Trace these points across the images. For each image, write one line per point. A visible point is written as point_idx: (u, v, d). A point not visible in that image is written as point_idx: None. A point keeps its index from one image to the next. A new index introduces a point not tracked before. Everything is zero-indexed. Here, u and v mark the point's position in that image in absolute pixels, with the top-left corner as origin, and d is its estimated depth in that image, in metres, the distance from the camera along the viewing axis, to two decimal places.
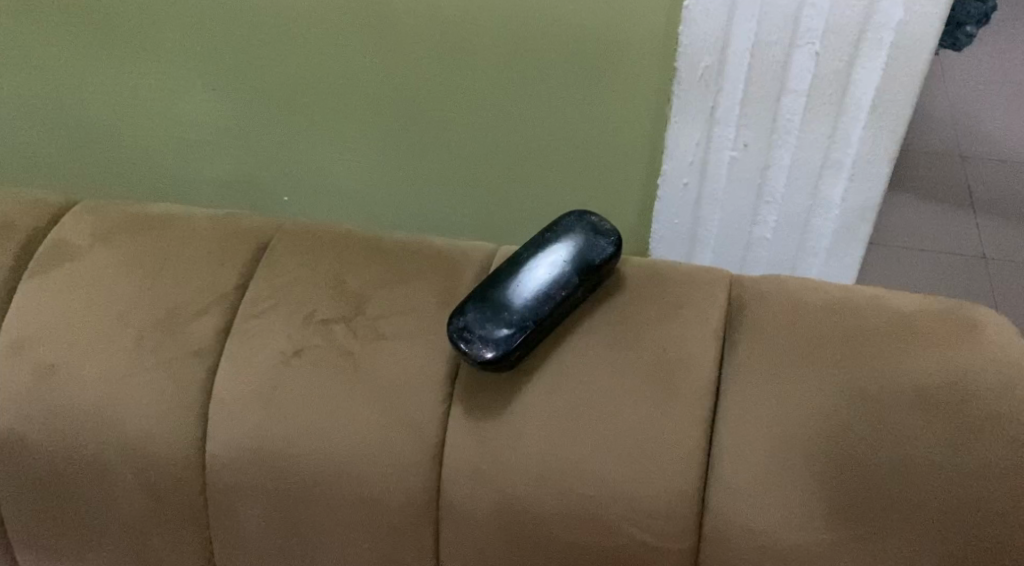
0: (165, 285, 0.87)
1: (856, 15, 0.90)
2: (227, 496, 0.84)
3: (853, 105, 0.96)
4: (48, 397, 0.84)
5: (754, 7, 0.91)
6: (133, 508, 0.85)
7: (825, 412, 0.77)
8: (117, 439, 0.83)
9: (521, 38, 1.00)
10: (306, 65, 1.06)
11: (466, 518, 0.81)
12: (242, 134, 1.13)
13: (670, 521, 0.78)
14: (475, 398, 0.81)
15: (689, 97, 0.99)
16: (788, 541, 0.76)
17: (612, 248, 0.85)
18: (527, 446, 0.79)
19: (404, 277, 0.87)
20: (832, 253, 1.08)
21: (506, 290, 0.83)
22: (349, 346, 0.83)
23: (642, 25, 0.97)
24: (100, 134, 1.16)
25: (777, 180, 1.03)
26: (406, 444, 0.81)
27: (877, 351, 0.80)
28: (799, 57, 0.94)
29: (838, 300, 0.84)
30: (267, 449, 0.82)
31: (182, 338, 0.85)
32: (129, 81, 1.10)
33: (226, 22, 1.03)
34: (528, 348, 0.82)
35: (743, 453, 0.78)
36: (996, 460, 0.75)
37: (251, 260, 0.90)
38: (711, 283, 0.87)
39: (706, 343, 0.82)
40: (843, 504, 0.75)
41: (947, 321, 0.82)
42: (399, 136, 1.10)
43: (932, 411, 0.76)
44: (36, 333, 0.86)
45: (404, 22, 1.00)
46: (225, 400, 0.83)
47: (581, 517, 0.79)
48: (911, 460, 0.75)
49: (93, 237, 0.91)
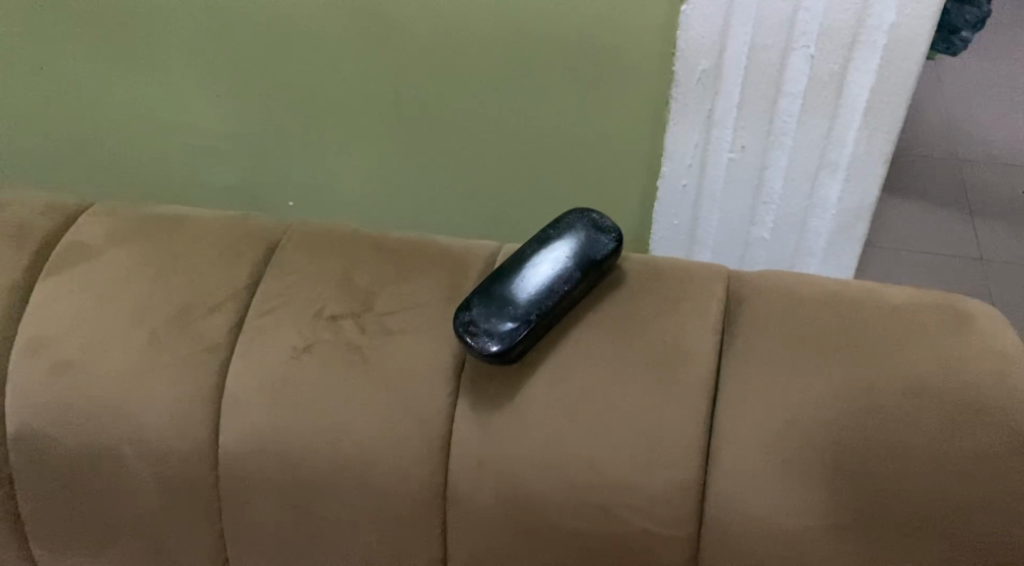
0: (178, 282, 0.90)
1: (850, 19, 0.92)
2: (240, 489, 0.86)
3: (848, 107, 0.99)
4: (62, 394, 0.87)
5: (749, 11, 0.94)
6: (148, 502, 0.87)
7: (821, 402, 0.80)
8: (132, 433, 0.86)
9: (521, 42, 1.02)
10: (310, 70, 1.08)
11: (473, 509, 0.83)
12: (249, 140, 1.16)
13: (671, 509, 0.80)
14: (480, 391, 0.83)
15: (687, 100, 1.02)
16: (786, 528, 0.78)
17: (613, 244, 0.88)
18: (531, 438, 0.82)
19: (411, 274, 0.90)
20: (829, 252, 1.10)
21: (510, 286, 0.85)
22: (358, 341, 0.86)
23: (639, 29, 1.00)
24: (109, 139, 1.19)
25: (775, 180, 1.05)
26: (414, 437, 0.83)
27: (872, 342, 0.82)
28: (795, 59, 0.96)
29: (832, 293, 0.86)
30: (279, 442, 0.84)
31: (195, 334, 0.87)
32: (137, 88, 1.13)
33: (231, 29, 1.06)
34: (531, 341, 0.84)
35: (741, 443, 0.80)
36: (989, 448, 0.77)
37: (262, 259, 0.92)
38: (711, 278, 0.89)
39: (704, 334, 0.84)
40: (840, 491, 0.78)
41: (940, 314, 0.84)
42: (403, 138, 1.13)
43: (923, 400, 0.79)
44: (49, 332, 0.88)
45: (406, 27, 1.03)
46: (237, 395, 0.85)
47: (585, 507, 0.81)
48: (907, 449, 0.77)
49: (108, 237, 0.93)
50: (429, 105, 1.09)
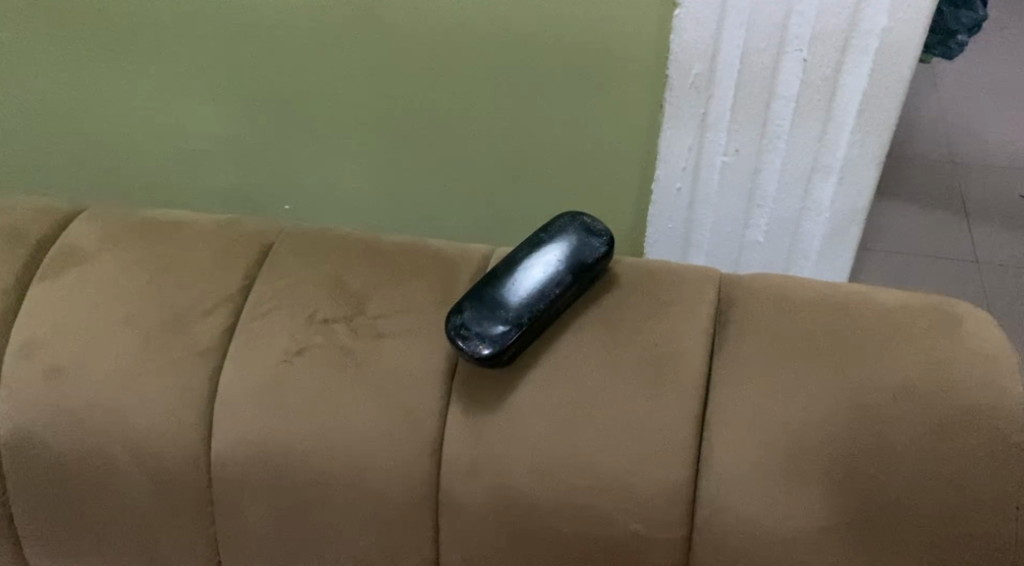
0: (171, 286, 0.90)
1: (842, 22, 0.93)
2: (232, 492, 0.86)
3: (841, 110, 0.99)
4: (55, 398, 0.87)
5: (741, 15, 0.94)
6: (141, 506, 0.87)
7: (812, 405, 0.80)
8: (125, 437, 0.86)
9: (515, 46, 1.03)
10: (305, 73, 1.09)
11: (465, 512, 0.83)
12: (243, 144, 1.16)
13: (662, 512, 0.80)
14: (472, 394, 0.84)
15: (681, 104, 1.02)
16: (777, 529, 0.78)
17: (605, 247, 0.88)
18: (523, 441, 0.82)
19: (403, 278, 0.90)
20: (823, 255, 1.10)
21: (502, 289, 0.85)
22: (350, 344, 0.86)
23: (632, 33, 1.00)
24: (103, 143, 1.19)
25: (768, 183, 1.06)
26: (406, 440, 0.83)
27: (863, 345, 0.82)
28: (788, 63, 0.96)
29: (823, 296, 0.87)
30: (271, 445, 0.84)
31: (188, 338, 0.87)
32: (132, 92, 1.13)
33: (226, 34, 1.07)
34: (523, 344, 0.84)
35: (732, 446, 0.80)
36: (978, 450, 0.77)
37: (255, 263, 0.92)
38: (702, 281, 0.89)
39: (695, 337, 0.85)
40: (831, 493, 0.78)
41: (931, 316, 0.84)
42: (397, 141, 1.13)
43: (914, 403, 0.79)
44: (42, 336, 0.88)
45: (400, 31, 1.03)
46: (229, 399, 0.86)
47: (577, 509, 0.81)
48: (898, 452, 0.78)
49: (101, 242, 0.93)
50: (423, 109, 1.10)
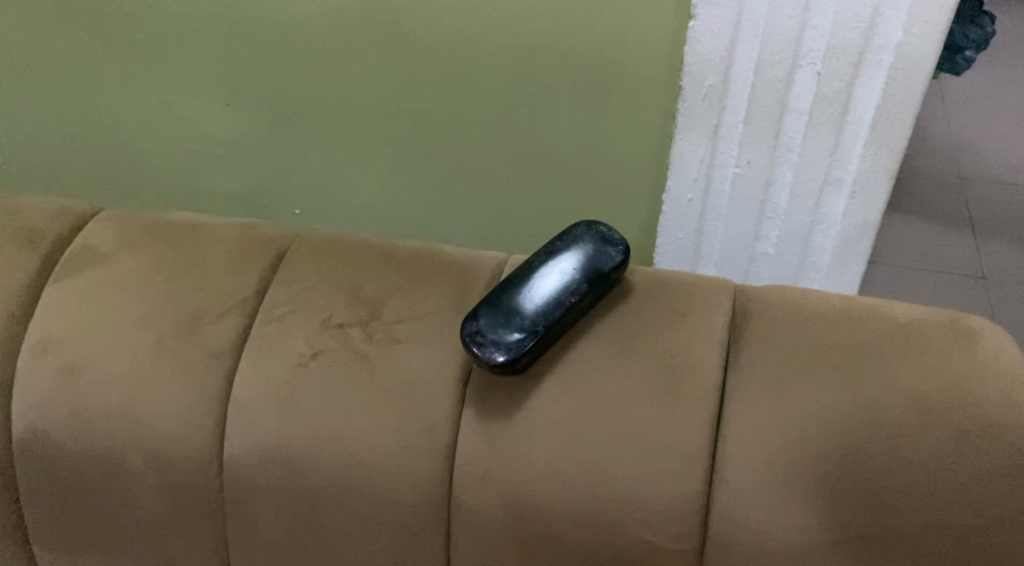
0: (186, 288, 0.90)
1: (856, 37, 0.93)
2: (244, 495, 0.86)
3: (854, 124, 0.99)
4: (68, 400, 0.87)
5: (756, 28, 0.94)
6: (152, 507, 0.87)
7: (826, 419, 0.80)
8: (138, 438, 0.86)
9: (530, 54, 1.03)
10: (319, 79, 1.09)
11: (478, 520, 0.83)
12: (256, 147, 1.17)
13: (675, 522, 0.80)
14: (486, 401, 0.84)
15: (693, 116, 1.02)
16: (788, 540, 0.78)
17: (621, 256, 0.88)
18: (536, 449, 0.82)
19: (418, 284, 0.90)
20: (833, 269, 1.10)
21: (517, 297, 0.86)
22: (365, 349, 0.86)
23: (648, 45, 1.00)
24: (116, 145, 1.19)
25: (780, 196, 1.06)
26: (419, 446, 0.83)
27: (876, 359, 0.82)
28: (801, 76, 0.97)
29: (838, 309, 0.87)
30: (283, 450, 0.84)
31: (201, 341, 0.87)
32: (147, 94, 1.14)
33: (241, 39, 1.07)
34: (536, 353, 0.84)
35: (746, 457, 0.80)
36: (992, 464, 0.77)
37: (270, 266, 0.92)
38: (717, 292, 0.89)
39: (712, 347, 0.85)
40: (842, 505, 0.78)
41: (946, 331, 0.84)
42: (409, 147, 1.13)
43: (927, 416, 0.79)
44: (56, 336, 0.88)
45: (417, 39, 1.04)
46: (242, 402, 0.86)
47: (590, 518, 0.81)
48: (910, 465, 0.78)
49: (117, 243, 0.93)
50: (436, 115, 1.10)
